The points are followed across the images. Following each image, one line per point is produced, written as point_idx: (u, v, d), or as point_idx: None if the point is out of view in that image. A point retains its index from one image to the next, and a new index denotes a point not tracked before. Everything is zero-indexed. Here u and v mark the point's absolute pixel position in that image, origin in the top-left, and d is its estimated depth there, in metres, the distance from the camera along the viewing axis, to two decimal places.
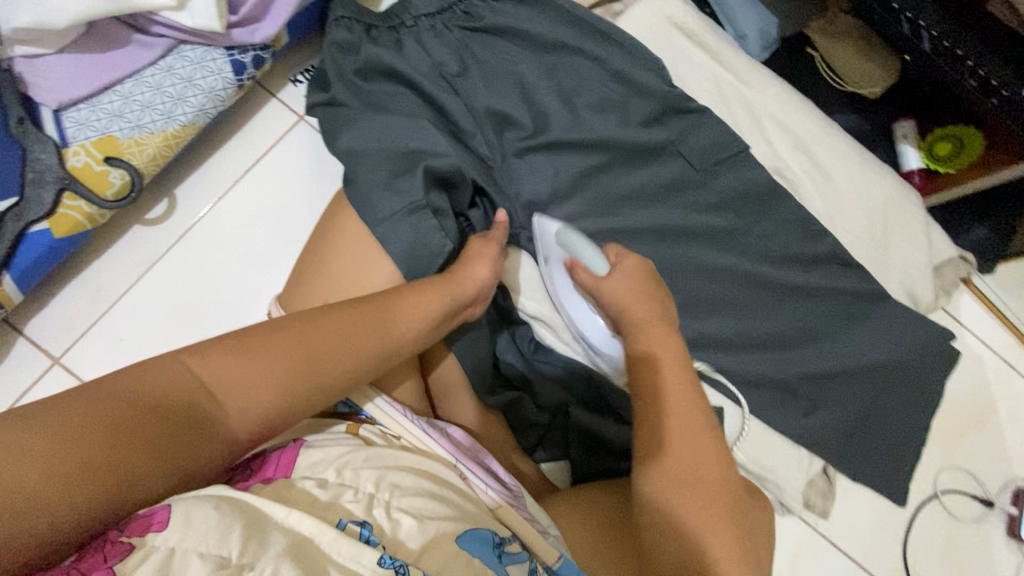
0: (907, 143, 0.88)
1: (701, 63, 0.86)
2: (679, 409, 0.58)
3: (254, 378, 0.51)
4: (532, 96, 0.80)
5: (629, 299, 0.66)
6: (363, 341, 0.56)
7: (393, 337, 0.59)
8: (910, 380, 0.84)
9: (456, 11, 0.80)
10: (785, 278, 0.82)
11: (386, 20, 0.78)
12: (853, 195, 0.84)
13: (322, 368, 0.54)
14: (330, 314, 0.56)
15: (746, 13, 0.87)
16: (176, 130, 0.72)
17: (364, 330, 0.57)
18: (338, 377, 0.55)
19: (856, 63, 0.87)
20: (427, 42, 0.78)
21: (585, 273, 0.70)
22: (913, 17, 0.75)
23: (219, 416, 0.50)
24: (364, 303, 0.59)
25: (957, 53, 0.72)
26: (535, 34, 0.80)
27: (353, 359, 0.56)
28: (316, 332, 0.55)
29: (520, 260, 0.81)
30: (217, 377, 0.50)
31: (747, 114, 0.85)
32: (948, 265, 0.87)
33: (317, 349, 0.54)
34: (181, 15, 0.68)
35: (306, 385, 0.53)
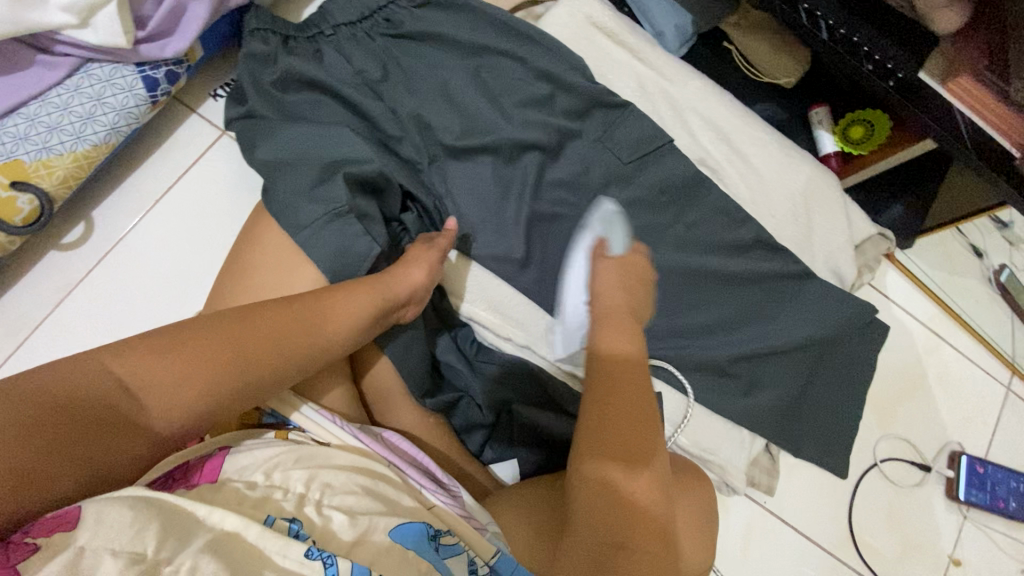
0: (822, 128, 0.91)
1: (622, 61, 0.88)
2: (629, 396, 0.57)
3: (176, 381, 0.48)
4: (458, 100, 0.81)
5: (604, 284, 0.63)
6: (298, 342, 0.55)
7: (328, 337, 0.57)
8: (838, 352, 0.88)
9: (377, 20, 0.80)
10: (715, 263, 0.85)
11: (305, 30, 0.77)
12: (773, 180, 0.88)
13: (254, 371, 0.52)
14: (262, 313, 0.54)
15: (662, 11, 0.90)
16: (87, 150, 0.70)
17: (299, 331, 0.55)
18: (271, 380, 0.53)
19: (771, 56, 0.90)
20: (349, 50, 0.78)
21: (600, 249, 0.68)
22: (810, 6, 0.78)
23: (138, 415, 0.47)
24: (300, 303, 0.57)
25: (853, 41, 0.77)
26: (457, 37, 0.81)
27: (286, 361, 0.54)
28: (250, 333, 0.52)
29: (466, 269, 0.81)
30: (136, 378, 0.47)
31: (670, 107, 0.88)
32: (868, 242, 0.91)
33: (249, 351, 0.52)
34: (83, 33, 0.67)
35: (234, 388, 0.51)
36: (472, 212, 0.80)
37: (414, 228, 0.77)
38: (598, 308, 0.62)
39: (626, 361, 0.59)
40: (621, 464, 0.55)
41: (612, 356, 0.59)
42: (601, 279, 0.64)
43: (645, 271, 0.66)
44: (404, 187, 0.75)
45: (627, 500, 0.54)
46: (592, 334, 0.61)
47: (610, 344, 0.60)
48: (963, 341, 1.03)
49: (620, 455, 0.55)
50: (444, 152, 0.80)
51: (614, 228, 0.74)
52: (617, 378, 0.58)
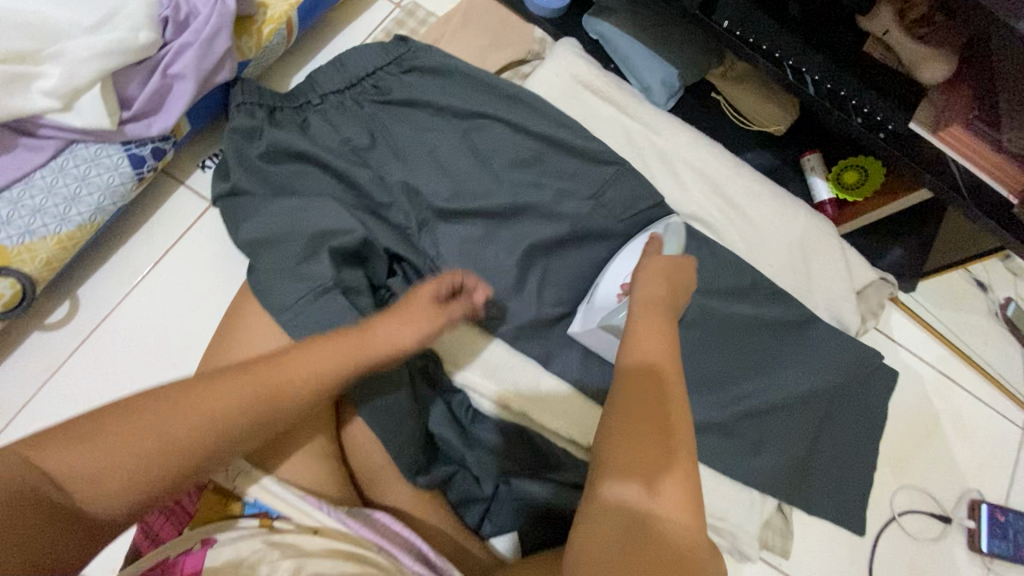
0: (815, 175, 0.90)
1: (610, 118, 0.88)
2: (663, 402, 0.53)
3: (122, 462, 0.45)
4: (447, 163, 0.80)
5: (651, 302, 0.60)
6: (261, 408, 0.50)
7: (297, 400, 0.52)
8: (845, 400, 0.86)
9: (366, 86, 0.81)
10: (714, 317, 0.83)
11: (291, 100, 0.78)
12: (768, 230, 0.87)
13: (211, 438, 0.48)
14: (231, 386, 0.49)
15: (649, 66, 0.89)
16: (71, 232, 0.69)
17: (264, 396, 0.50)
18: (233, 446, 0.50)
19: (759, 104, 0.90)
20: (334, 119, 0.78)
21: (652, 247, 0.68)
22: (795, 63, 0.75)
23: (83, 502, 0.45)
24: (274, 367, 0.51)
25: (841, 94, 0.74)
26: (446, 102, 0.81)
27: (249, 427, 0.50)
28: (211, 402, 0.48)
29: (453, 329, 0.78)
30: (78, 462, 0.44)
31: (660, 161, 0.88)
32: (870, 288, 0.89)
33: (201, 426, 0.48)
34: (68, 116, 0.66)
35: (190, 443, 0.47)
36: (464, 275, 0.79)
37: (405, 295, 0.76)
38: (633, 335, 0.57)
39: (660, 365, 0.55)
40: (649, 484, 0.49)
41: (642, 363, 0.55)
42: (650, 284, 0.61)
43: (680, 278, 0.64)
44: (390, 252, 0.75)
45: (676, 515, 0.48)
46: (623, 346, 0.57)
47: (646, 350, 0.56)
48: (975, 382, 1.00)
49: (663, 471, 0.50)
50: (434, 216, 0.79)
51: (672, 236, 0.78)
52: (649, 389, 0.53)
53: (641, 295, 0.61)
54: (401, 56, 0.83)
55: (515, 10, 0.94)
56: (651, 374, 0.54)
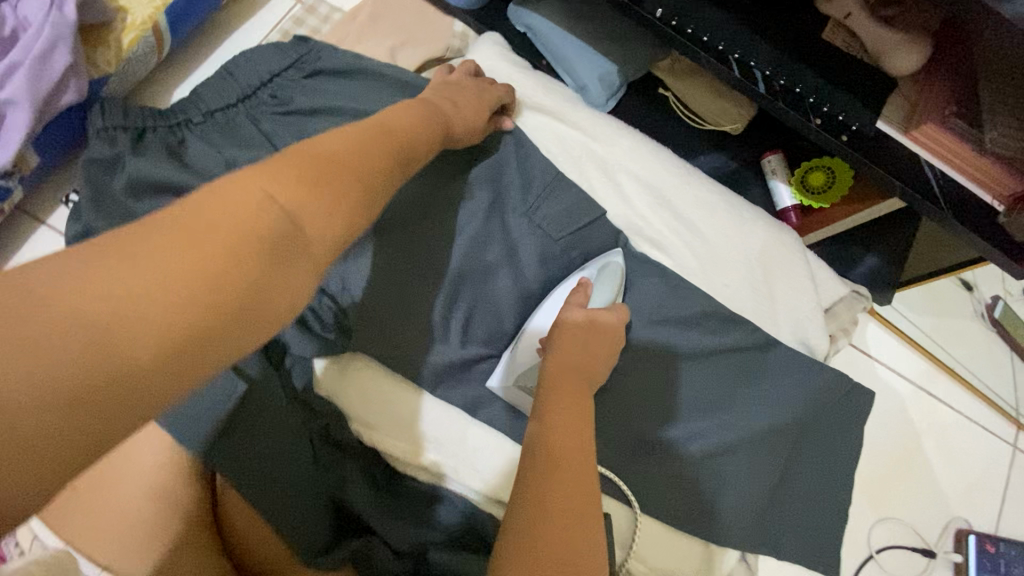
0: (776, 178, 0.80)
1: (539, 124, 0.78)
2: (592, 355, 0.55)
3: (178, 270, 0.29)
4: None
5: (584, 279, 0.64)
6: (323, 196, 0.36)
7: (344, 199, 0.37)
8: (816, 429, 0.77)
9: (261, 96, 0.69)
10: (663, 346, 0.73)
11: (166, 118, 0.67)
12: (721, 244, 0.77)
13: (261, 259, 0.31)
14: (265, 168, 0.35)
15: (583, 62, 0.79)
16: None
17: (317, 189, 0.36)
18: (300, 274, 0.34)
19: (708, 101, 0.79)
20: (216, 140, 0.67)
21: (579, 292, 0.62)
22: (742, 56, 0.63)
23: (136, 344, 0.27)
24: (312, 145, 0.39)
25: (797, 91, 0.63)
26: (356, 109, 0.69)
27: (288, 224, 0.33)
28: (267, 189, 0.33)
29: (368, 377, 0.67)
30: (166, 298, 0.28)
31: (600, 170, 0.78)
32: (841, 304, 0.80)
33: (250, 200, 0.32)
34: None
35: (225, 231, 0.31)
36: (370, 315, 0.66)
37: (301, 347, 0.66)
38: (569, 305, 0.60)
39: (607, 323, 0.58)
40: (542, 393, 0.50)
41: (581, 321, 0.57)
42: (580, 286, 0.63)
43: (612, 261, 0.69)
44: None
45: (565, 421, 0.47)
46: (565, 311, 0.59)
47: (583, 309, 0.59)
48: (960, 397, 0.91)
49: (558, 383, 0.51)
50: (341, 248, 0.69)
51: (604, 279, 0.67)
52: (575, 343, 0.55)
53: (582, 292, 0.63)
54: (302, 59, 0.71)
55: (432, 3, 0.83)
56: (588, 327, 0.56)
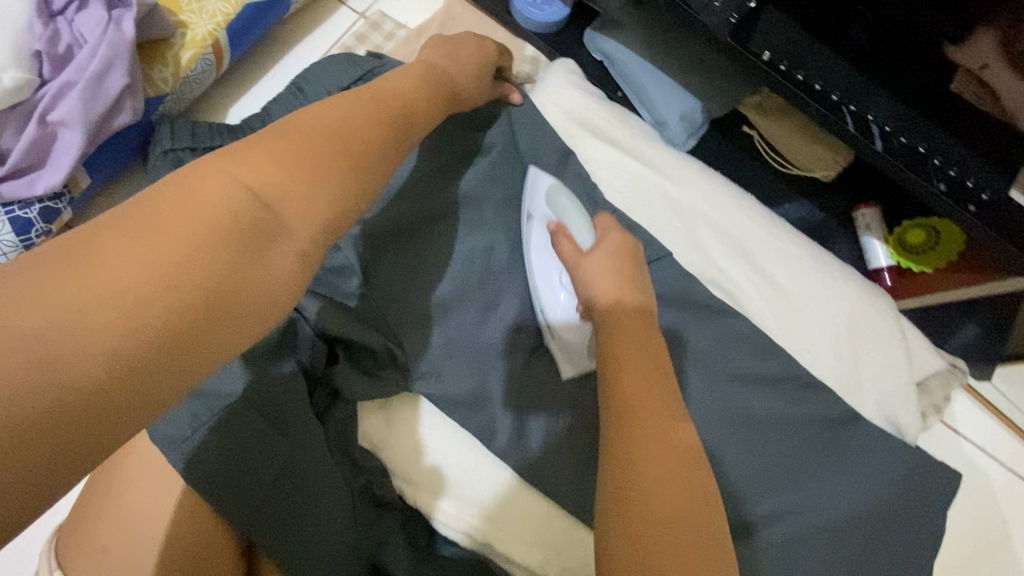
0: (870, 235, 0.72)
1: (611, 160, 0.71)
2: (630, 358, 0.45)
3: (142, 279, 0.28)
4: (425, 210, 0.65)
5: (606, 279, 0.50)
6: (303, 172, 0.36)
7: (326, 174, 0.37)
8: (916, 519, 0.66)
9: None
10: (736, 414, 0.66)
11: (236, 134, 0.61)
12: (806, 306, 0.70)
13: (225, 255, 0.31)
14: (243, 153, 0.36)
15: (663, 97, 0.72)
16: None
17: (280, 169, 0.36)
18: (278, 262, 0.33)
19: (800, 145, 0.71)
20: None
21: (567, 243, 0.53)
22: (858, 109, 0.57)
23: (86, 361, 0.26)
24: (288, 132, 0.38)
25: (920, 151, 0.56)
26: None
27: (255, 219, 0.33)
28: (229, 180, 0.34)
29: (417, 422, 0.61)
30: (129, 299, 0.28)
31: (675, 215, 0.71)
32: (935, 378, 0.72)
33: (195, 197, 0.32)
34: None
35: (180, 233, 0.31)
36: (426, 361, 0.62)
37: (350, 388, 0.60)
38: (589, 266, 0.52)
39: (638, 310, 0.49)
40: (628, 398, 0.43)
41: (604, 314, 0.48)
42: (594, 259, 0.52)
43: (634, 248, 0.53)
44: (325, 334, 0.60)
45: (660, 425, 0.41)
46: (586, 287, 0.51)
47: (605, 297, 0.49)
48: None
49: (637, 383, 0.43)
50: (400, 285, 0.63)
51: (562, 205, 0.63)
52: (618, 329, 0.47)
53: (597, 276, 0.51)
54: (372, 71, 0.67)
55: (501, 24, 0.77)
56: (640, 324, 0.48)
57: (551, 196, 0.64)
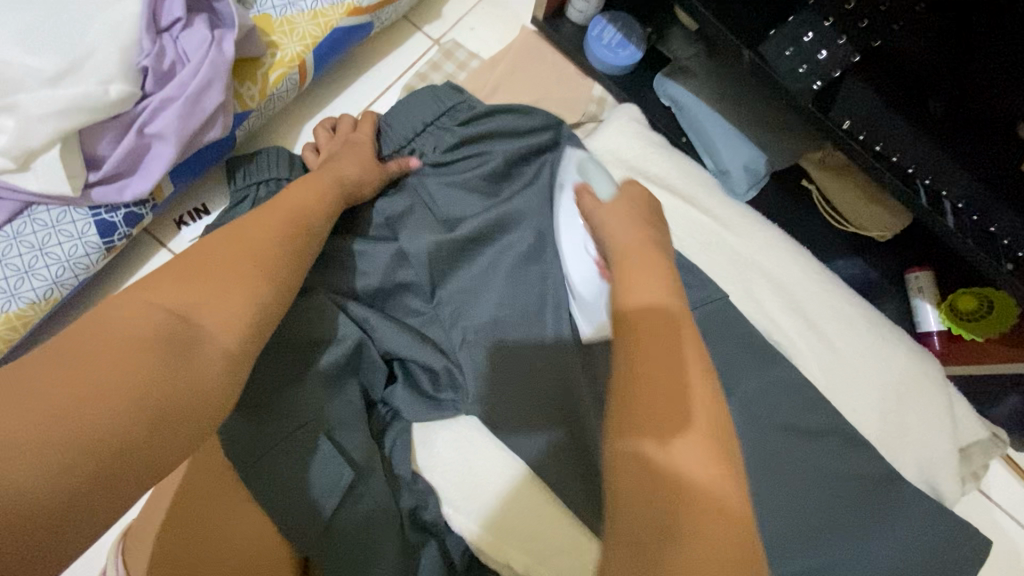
0: (922, 298, 0.73)
1: (670, 206, 0.72)
2: (661, 359, 0.44)
3: (124, 332, 0.39)
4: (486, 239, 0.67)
5: (631, 239, 0.53)
6: (238, 312, 0.44)
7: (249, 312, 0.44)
8: None
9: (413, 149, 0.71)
10: (780, 466, 0.67)
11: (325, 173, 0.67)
12: (856, 363, 0.71)
13: (167, 384, 0.38)
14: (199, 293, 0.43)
15: (731, 147, 0.72)
16: (22, 310, 0.59)
17: (214, 307, 0.43)
18: (207, 378, 0.40)
19: (859, 204, 0.72)
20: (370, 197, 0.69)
21: (588, 196, 0.60)
22: (933, 183, 0.56)
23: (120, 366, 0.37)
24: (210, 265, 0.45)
25: (990, 231, 0.55)
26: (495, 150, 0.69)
27: (196, 342, 0.40)
28: (144, 327, 0.39)
29: (472, 444, 0.62)
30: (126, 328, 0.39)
31: (731, 264, 0.72)
32: (977, 446, 0.72)
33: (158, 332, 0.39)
34: (25, 177, 0.55)
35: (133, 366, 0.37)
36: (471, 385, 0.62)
37: (406, 409, 0.63)
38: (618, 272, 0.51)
39: (666, 314, 0.46)
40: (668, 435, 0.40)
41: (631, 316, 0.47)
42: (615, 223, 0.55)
43: (664, 235, 0.56)
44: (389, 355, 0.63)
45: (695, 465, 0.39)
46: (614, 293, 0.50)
47: (641, 295, 0.48)
48: None
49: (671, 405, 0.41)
50: (462, 309, 0.65)
51: (593, 172, 0.64)
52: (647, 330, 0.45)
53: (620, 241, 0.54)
54: (456, 106, 0.70)
55: (573, 62, 0.79)
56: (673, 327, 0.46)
57: (580, 167, 0.65)
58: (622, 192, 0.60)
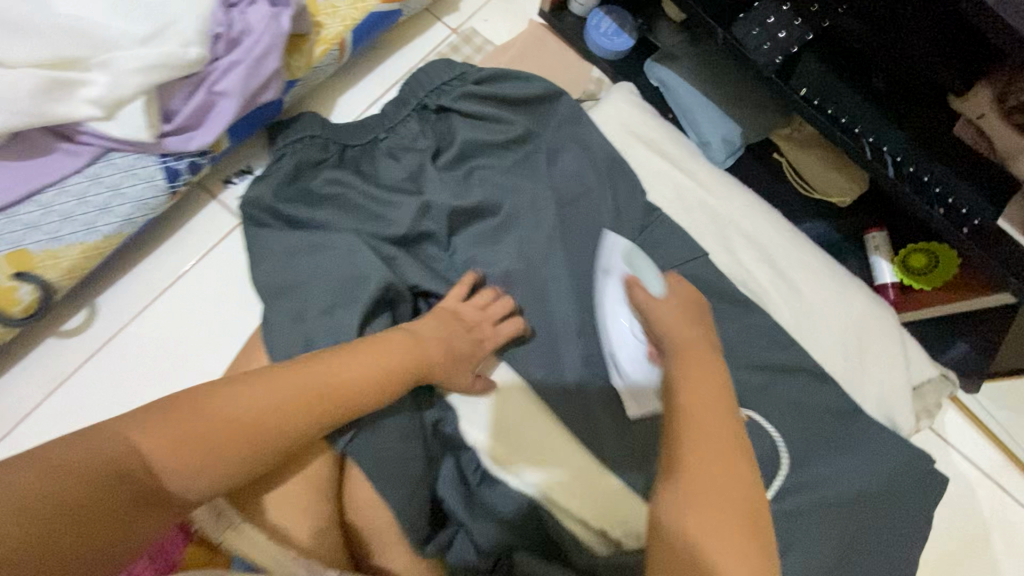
0: (878, 255, 0.83)
1: (658, 171, 0.83)
2: (710, 440, 0.50)
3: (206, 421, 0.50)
4: (497, 192, 0.79)
5: (684, 337, 0.58)
6: (200, 466, 0.49)
7: (226, 467, 0.51)
8: (903, 507, 0.75)
9: (428, 107, 0.80)
10: (751, 394, 0.77)
11: (358, 135, 0.78)
12: (821, 309, 0.81)
13: (105, 505, 0.45)
14: (183, 429, 0.49)
15: (709, 121, 0.83)
16: (97, 241, 0.68)
17: (181, 444, 0.49)
18: (170, 486, 0.49)
19: (823, 172, 0.83)
20: (395, 152, 0.79)
21: (640, 291, 0.62)
22: (876, 142, 0.68)
23: (192, 481, 0.49)
24: (213, 413, 0.51)
25: (923, 180, 0.67)
26: (501, 116, 0.81)
27: (144, 478, 0.48)
28: (135, 440, 0.47)
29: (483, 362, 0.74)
30: (211, 403, 0.51)
31: (711, 222, 0.82)
32: (929, 385, 0.82)
33: (127, 451, 0.47)
34: (109, 125, 0.65)
35: (107, 475, 0.46)
36: None
37: None
38: (672, 339, 0.59)
39: (717, 387, 0.53)
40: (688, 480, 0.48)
41: (674, 406, 0.52)
42: (671, 326, 0.59)
43: (699, 300, 0.63)
44: (414, 288, 0.73)
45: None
46: (666, 357, 0.58)
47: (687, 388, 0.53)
48: None
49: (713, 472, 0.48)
50: (479, 251, 0.78)
51: (643, 269, 0.69)
52: (693, 379, 0.54)
53: (669, 324, 0.60)
54: (464, 71, 0.81)
55: (574, 49, 0.90)
56: (706, 407, 0.52)
57: (629, 257, 0.71)
58: (675, 293, 0.63)
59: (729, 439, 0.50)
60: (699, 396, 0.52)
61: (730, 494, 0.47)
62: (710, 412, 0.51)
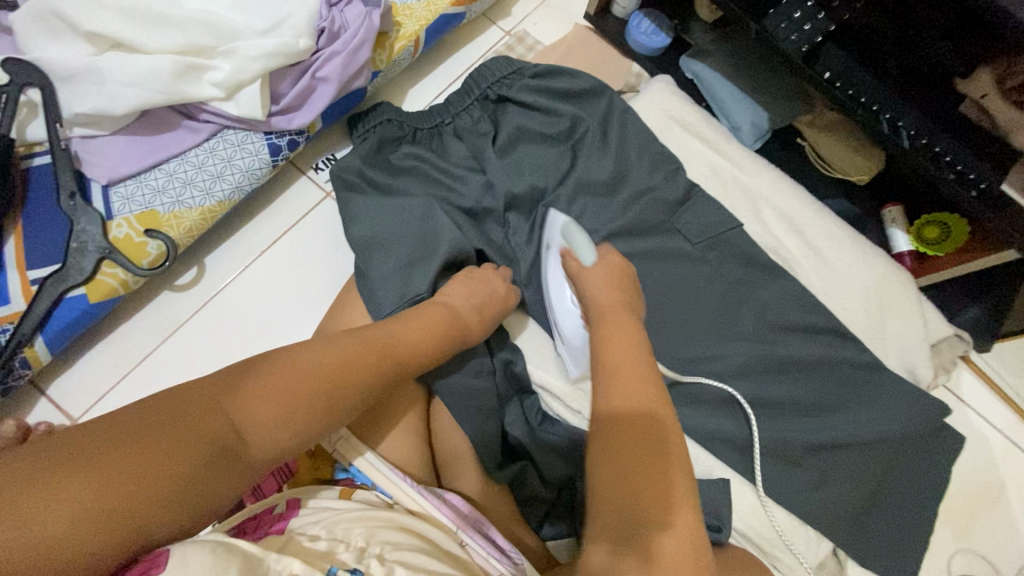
0: (896, 227, 0.92)
1: (695, 152, 0.93)
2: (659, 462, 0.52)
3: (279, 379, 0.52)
4: (551, 172, 0.88)
5: (607, 299, 0.66)
6: (282, 412, 0.51)
7: (304, 417, 0.52)
8: (914, 450, 0.85)
9: (491, 97, 0.90)
10: (785, 347, 0.85)
11: (430, 119, 0.89)
12: (846, 273, 0.89)
13: (201, 468, 0.46)
14: (265, 389, 0.51)
15: (740, 108, 0.94)
16: (212, 206, 0.78)
17: (264, 397, 0.51)
18: (253, 441, 0.50)
19: (844, 153, 0.91)
20: (462, 135, 0.89)
21: (573, 261, 0.72)
22: (892, 117, 0.78)
23: (268, 439, 0.50)
24: (295, 368, 0.54)
25: (935, 150, 0.76)
26: (557, 108, 0.90)
27: (231, 438, 0.48)
28: (217, 399, 0.49)
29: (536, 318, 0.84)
30: (280, 370, 0.53)
31: (743, 196, 0.92)
32: (945, 343, 0.90)
33: (209, 411, 0.48)
34: (228, 105, 0.76)
35: (196, 433, 0.46)
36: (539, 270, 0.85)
37: None
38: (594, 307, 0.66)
39: (641, 411, 0.55)
40: (619, 547, 0.49)
41: (617, 414, 0.55)
42: (593, 292, 0.67)
43: (627, 268, 0.71)
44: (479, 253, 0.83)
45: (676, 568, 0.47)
46: (598, 392, 0.58)
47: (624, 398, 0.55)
48: None
49: (643, 520, 0.49)
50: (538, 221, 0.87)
51: (576, 238, 0.75)
52: (622, 425, 0.54)
53: (592, 292, 0.67)
54: (523, 67, 0.91)
55: (617, 47, 1.01)
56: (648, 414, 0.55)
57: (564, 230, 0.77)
58: (604, 263, 0.70)
59: (657, 459, 0.52)
60: (623, 430, 0.54)
61: (663, 514, 0.50)
62: (639, 449, 0.52)
